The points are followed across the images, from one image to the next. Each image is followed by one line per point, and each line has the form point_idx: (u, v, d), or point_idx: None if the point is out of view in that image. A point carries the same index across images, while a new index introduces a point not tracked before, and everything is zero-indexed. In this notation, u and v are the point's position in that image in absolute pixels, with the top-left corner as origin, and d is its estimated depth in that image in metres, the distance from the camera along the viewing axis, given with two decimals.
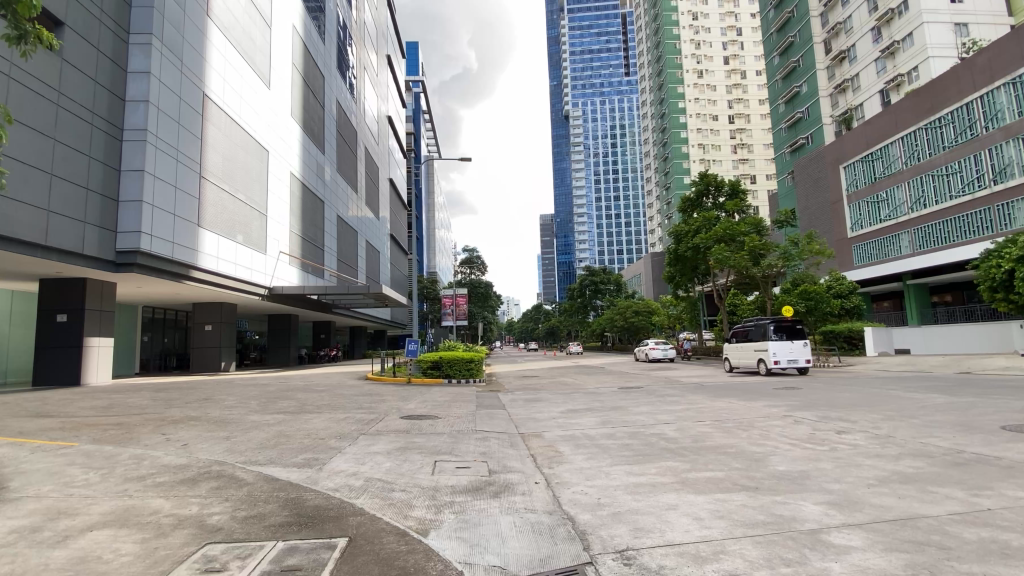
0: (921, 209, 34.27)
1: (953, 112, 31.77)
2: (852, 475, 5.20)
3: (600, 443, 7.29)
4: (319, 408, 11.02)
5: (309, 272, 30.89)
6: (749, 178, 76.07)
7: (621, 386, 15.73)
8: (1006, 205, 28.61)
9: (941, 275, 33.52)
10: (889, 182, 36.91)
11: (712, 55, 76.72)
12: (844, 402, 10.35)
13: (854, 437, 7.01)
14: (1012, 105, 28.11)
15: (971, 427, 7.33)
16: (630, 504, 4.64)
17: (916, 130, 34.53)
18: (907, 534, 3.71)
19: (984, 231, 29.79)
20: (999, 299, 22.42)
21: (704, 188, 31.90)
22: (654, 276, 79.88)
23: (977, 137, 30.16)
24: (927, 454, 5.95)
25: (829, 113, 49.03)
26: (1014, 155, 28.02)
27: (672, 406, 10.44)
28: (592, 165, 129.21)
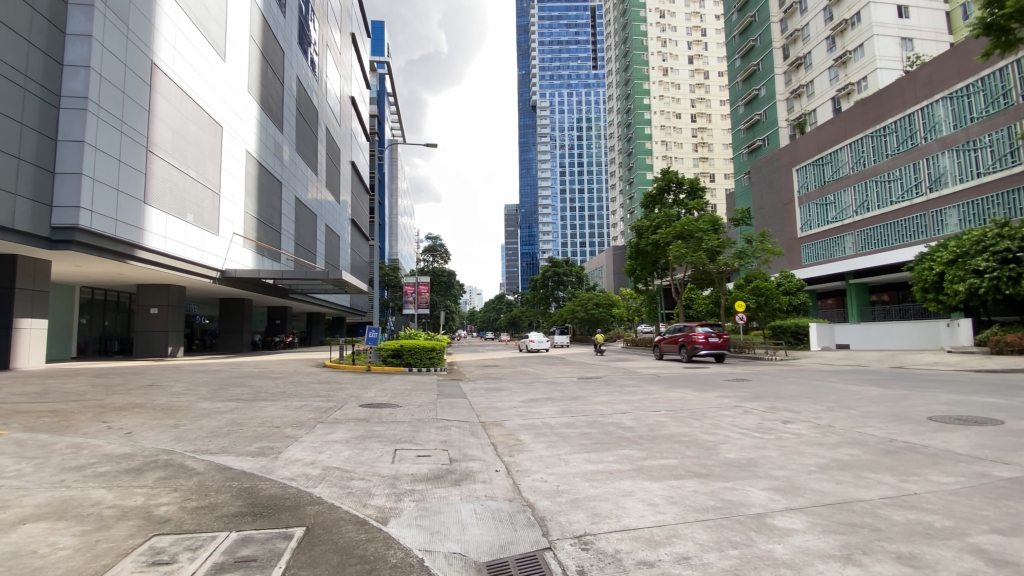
0: (864, 212, 36.15)
1: (896, 122, 33.61)
2: (794, 462, 5.51)
3: (559, 431, 7.44)
4: (275, 395, 10.76)
5: (264, 255, 29.86)
6: (708, 177, 78.35)
7: (581, 376, 16.17)
8: (938, 212, 30.61)
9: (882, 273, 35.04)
10: (837, 186, 38.80)
11: (677, 54, 78.25)
12: (789, 393, 10.91)
13: (798, 426, 7.41)
14: (949, 118, 29.92)
15: (903, 417, 7.88)
16: (588, 491, 4.75)
17: (863, 137, 36.28)
18: (843, 517, 3.97)
19: (918, 236, 31.82)
20: (931, 299, 24.04)
21: (665, 184, 32.49)
22: (615, 269, 81.20)
23: (917, 146, 32.02)
24: (862, 442, 6.37)
25: (785, 117, 51.12)
26: (949, 165, 29.92)
27: (630, 396, 10.72)
28: (558, 157, 130.22)
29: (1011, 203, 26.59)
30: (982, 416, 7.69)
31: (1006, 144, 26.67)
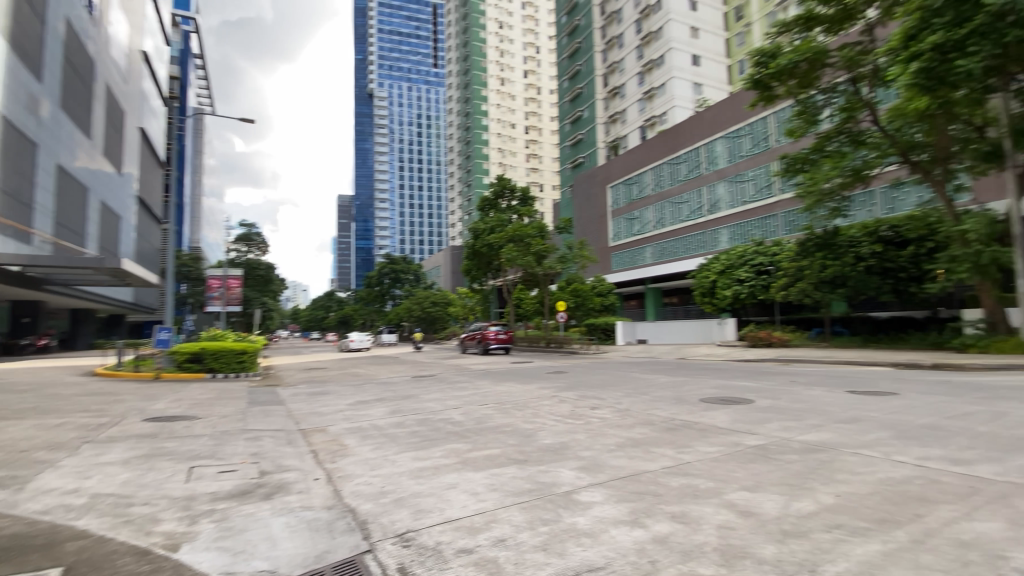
0: (661, 228, 42.38)
1: (687, 153, 40.20)
2: (598, 443, 6.25)
3: (387, 432, 7.29)
4: (20, 413, 8.55)
5: (7, 235, 23.51)
6: (538, 186, 83.84)
7: (412, 374, 16.07)
8: (714, 231, 37.38)
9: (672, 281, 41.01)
10: (641, 203, 44.84)
11: (513, 66, 82.61)
12: (598, 383, 12.32)
13: (603, 412, 8.40)
14: (724, 155, 36.79)
15: (681, 399, 9.48)
16: (412, 488, 4.76)
17: (662, 163, 42.56)
18: (634, 487, 4.63)
19: (699, 250, 38.41)
20: (707, 302, 29.31)
21: (500, 190, 33.84)
22: (452, 268, 82.37)
23: (701, 176, 38.74)
24: (651, 422, 7.50)
25: (603, 139, 57.50)
26: (722, 193, 36.76)
27: (459, 393, 10.99)
28: (396, 151, 127.48)
29: (762, 227, 33.69)
30: (735, 395, 9.65)
31: (762, 180, 33.63)
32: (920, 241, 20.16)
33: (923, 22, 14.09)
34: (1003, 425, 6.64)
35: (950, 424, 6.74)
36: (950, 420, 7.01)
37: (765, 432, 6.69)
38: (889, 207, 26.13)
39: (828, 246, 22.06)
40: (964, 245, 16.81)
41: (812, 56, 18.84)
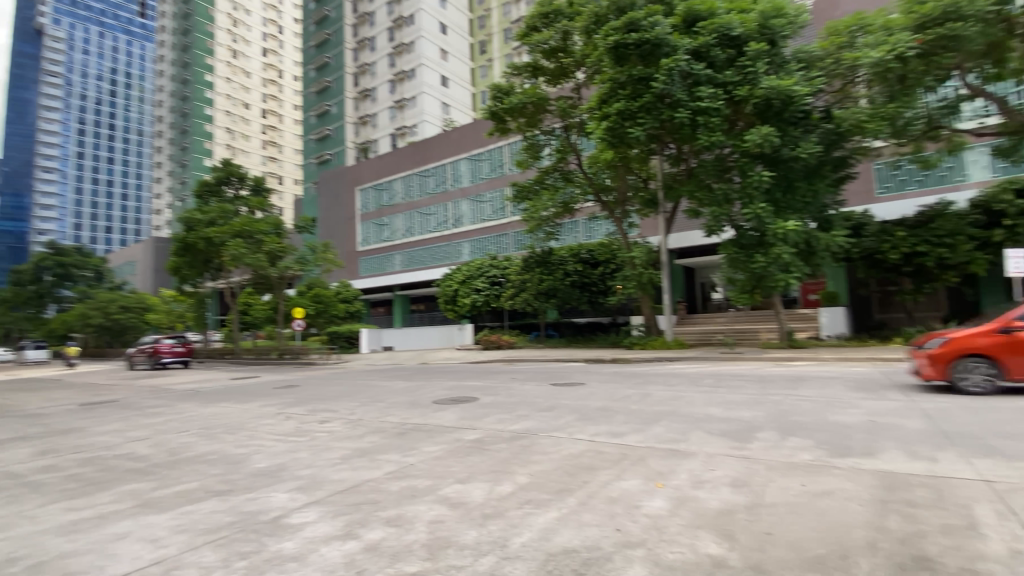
0: (408, 237, 43.30)
1: (434, 168, 42.22)
2: (321, 458, 5.94)
3: (27, 481, 5.47)
4: None
5: None
6: (277, 180, 75.61)
7: (82, 400, 12.50)
8: (456, 244, 40.02)
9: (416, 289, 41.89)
10: (390, 211, 45.05)
11: (249, 40, 73.79)
12: (331, 394, 11.77)
13: (332, 424, 8.04)
14: (467, 174, 39.93)
15: (413, 404, 9.79)
16: (57, 550, 3.65)
17: (411, 174, 43.70)
18: (352, 498, 4.55)
19: (443, 261, 40.58)
20: (449, 308, 31.13)
21: (225, 176, 29.84)
22: (156, 266, 67.57)
23: (447, 191, 41.20)
24: (381, 430, 7.51)
25: (352, 140, 55.94)
26: (465, 209, 39.73)
27: (152, 420, 9.03)
28: (75, 109, 98.78)
29: (496, 243, 37.61)
30: (461, 396, 10.46)
31: (498, 202, 37.69)
32: (607, 264, 25.47)
33: (613, 91, 17.93)
34: (646, 402, 8.90)
35: (615, 405, 8.69)
36: (616, 402, 9.04)
37: (482, 426, 7.42)
38: (589, 234, 32.36)
39: (545, 263, 26.10)
40: (633, 267, 21.95)
41: (535, 100, 22.26)
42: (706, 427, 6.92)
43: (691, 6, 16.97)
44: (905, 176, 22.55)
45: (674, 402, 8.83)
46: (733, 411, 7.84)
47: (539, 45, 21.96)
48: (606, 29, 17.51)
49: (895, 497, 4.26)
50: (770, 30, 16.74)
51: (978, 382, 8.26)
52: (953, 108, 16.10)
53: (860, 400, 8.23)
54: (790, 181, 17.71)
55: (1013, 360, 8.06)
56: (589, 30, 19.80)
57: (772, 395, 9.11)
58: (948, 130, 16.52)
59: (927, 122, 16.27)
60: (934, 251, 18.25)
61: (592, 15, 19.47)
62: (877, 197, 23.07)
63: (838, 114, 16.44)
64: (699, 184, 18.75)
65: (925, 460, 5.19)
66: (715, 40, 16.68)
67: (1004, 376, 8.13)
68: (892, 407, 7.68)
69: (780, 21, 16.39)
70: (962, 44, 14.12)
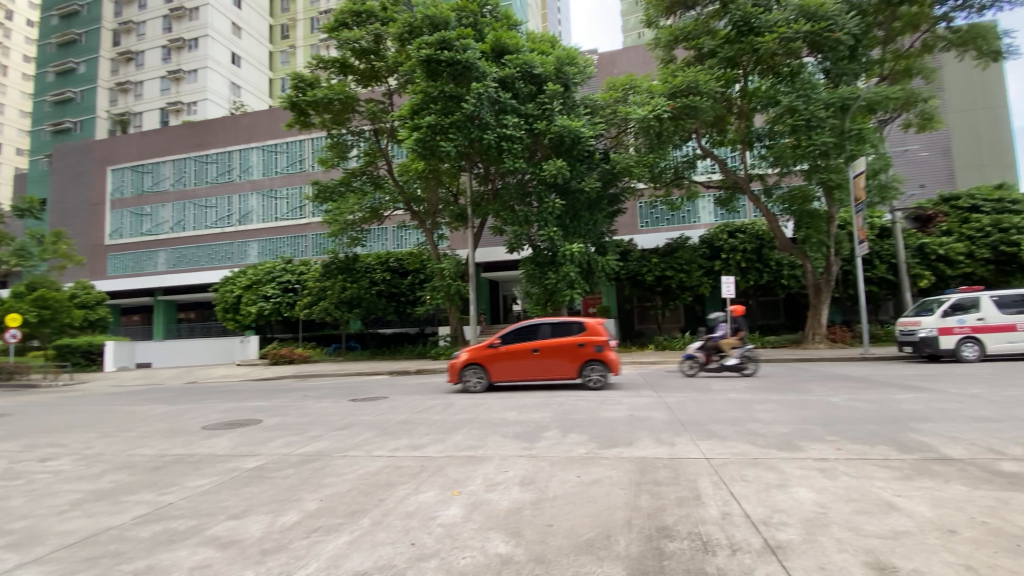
0: (179, 231, 36.72)
1: (217, 154, 36.85)
2: (38, 509, 4.69)
3: None
4: None
5: None
6: None
7: None
8: (242, 243, 35.28)
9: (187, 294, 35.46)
10: (155, 199, 37.73)
11: None
12: (59, 425, 9.33)
13: (57, 464, 6.37)
14: (259, 166, 35.82)
15: (178, 431, 8.34)
16: None
17: (186, 159, 37.36)
18: (84, 554, 3.72)
19: (224, 262, 35.28)
20: (229, 318, 27.66)
21: None
22: None
23: (231, 182, 36.24)
24: (132, 464, 6.24)
25: (106, 108, 47.01)
26: (254, 205, 35.40)
27: None
28: None
29: (293, 246, 34.39)
30: (244, 418, 9.28)
31: (295, 200, 34.67)
32: (415, 274, 25.56)
33: (424, 104, 18.11)
34: (447, 412, 9.08)
35: (416, 417, 8.65)
36: (417, 414, 9.01)
37: (266, 451, 6.68)
38: (397, 243, 31.96)
39: (349, 270, 24.88)
40: (441, 278, 22.39)
41: (344, 99, 21.33)
42: (501, 431, 7.35)
43: (499, 38, 18.34)
44: (660, 214, 27.67)
45: (473, 410, 9.20)
46: (525, 415, 8.51)
47: (349, 43, 20.97)
48: (420, 42, 17.75)
49: (645, 479, 5.10)
50: (564, 75, 18.92)
51: (472, 383, 11.44)
52: (691, 163, 20.35)
53: (625, 399, 9.71)
54: (577, 210, 20.17)
55: (489, 366, 11.36)
56: (402, 39, 19.81)
57: (557, 398, 10.15)
58: (688, 181, 20.74)
59: (674, 173, 20.28)
60: (677, 275, 22.69)
61: (406, 25, 19.59)
62: (641, 229, 27.78)
63: (615, 157, 19.53)
64: (503, 205, 20.09)
65: (667, 445, 6.35)
66: (518, 73, 18.31)
67: (487, 377, 11.39)
68: (646, 403, 9.25)
69: (572, 68, 18.69)
70: (699, 113, 17.67)
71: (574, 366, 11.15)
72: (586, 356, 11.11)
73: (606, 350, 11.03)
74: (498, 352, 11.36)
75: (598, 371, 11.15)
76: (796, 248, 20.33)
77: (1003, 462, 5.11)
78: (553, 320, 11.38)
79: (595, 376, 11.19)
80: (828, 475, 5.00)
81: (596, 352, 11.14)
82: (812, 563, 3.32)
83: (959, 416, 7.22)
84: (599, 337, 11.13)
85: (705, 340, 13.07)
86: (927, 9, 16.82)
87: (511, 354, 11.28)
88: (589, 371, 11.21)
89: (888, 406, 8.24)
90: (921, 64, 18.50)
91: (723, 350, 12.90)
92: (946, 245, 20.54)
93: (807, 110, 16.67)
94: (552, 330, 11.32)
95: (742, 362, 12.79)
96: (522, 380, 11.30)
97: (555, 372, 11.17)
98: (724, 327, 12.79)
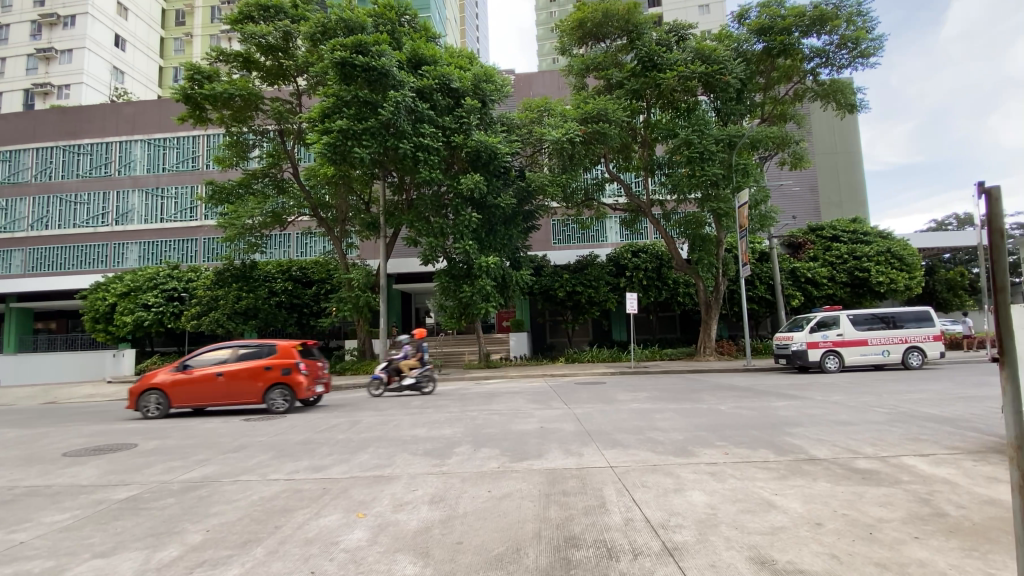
0: (40, 229, 32.04)
1: (92, 145, 32.80)
2: None
3: None
4: None
5: None
6: None
7: None
8: (119, 245, 31.52)
9: (47, 301, 30.90)
10: (9, 191, 32.68)
11: None
12: None
13: None
14: (143, 161, 32.39)
15: (32, 459, 7.21)
16: None
17: (52, 147, 32.83)
18: None
19: (96, 265, 31.21)
20: (99, 329, 24.55)
21: None
22: None
23: (108, 176, 32.38)
24: None
25: None
26: (136, 203, 31.86)
27: None
28: None
29: (181, 250, 31.30)
30: (116, 442, 8.23)
31: (186, 200, 31.70)
32: (321, 283, 24.34)
33: (336, 107, 17.43)
34: (353, 430, 8.67)
35: (319, 437, 8.17)
36: (320, 433, 8.51)
37: (143, 479, 5.97)
38: (302, 250, 30.27)
39: (245, 279, 23.04)
40: (349, 289, 21.50)
41: (246, 95, 19.94)
42: (410, 448, 7.15)
43: (416, 49, 18.32)
44: (572, 232, 28.80)
45: (382, 427, 8.89)
46: (436, 430, 8.36)
47: (253, 37, 19.66)
48: (333, 44, 17.15)
49: (555, 490, 5.20)
50: (482, 92, 19.13)
51: (150, 409, 11.11)
52: (600, 186, 21.47)
53: (536, 412, 9.88)
54: (492, 225, 20.37)
55: (172, 391, 11.10)
56: (314, 39, 19.01)
57: (470, 412, 10.10)
58: (596, 202, 21.85)
59: (584, 194, 21.34)
60: (586, 291, 23.64)
61: (319, 25, 18.88)
62: (553, 245, 28.71)
63: (529, 175, 20.09)
64: (418, 216, 19.79)
65: (575, 455, 6.54)
66: (436, 85, 18.31)
67: (167, 403, 11.12)
68: (556, 415, 9.48)
69: (489, 85, 18.98)
70: (606, 139, 18.71)
71: (259, 390, 11.20)
72: (273, 379, 11.24)
73: (291, 374, 11.24)
74: (183, 377, 11.13)
75: (284, 394, 11.32)
76: (690, 268, 22.06)
77: (858, 460, 5.85)
78: (243, 345, 11.42)
79: (281, 400, 11.33)
80: (718, 478, 5.41)
81: (282, 376, 11.31)
82: (704, 562, 3.56)
83: (823, 420, 8.18)
84: (287, 361, 11.30)
85: (388, 361, 14.09)
86: (798, 63, 19.25)
87: (194, 379, 11.12)
88: (274, 395, 11.32)
89: (767, 412, 9.13)
90: (794, 110, 21.05)
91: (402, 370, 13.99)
92: (814, 269, 23.35)
93: (701, 144, 18.25)
94: (242, 355, 11.32)
95: (420, 379, 13.85)
96: (203, 405, 11.16)
97: (238, 397, 11.14)
98: (406, 348, 13.87)
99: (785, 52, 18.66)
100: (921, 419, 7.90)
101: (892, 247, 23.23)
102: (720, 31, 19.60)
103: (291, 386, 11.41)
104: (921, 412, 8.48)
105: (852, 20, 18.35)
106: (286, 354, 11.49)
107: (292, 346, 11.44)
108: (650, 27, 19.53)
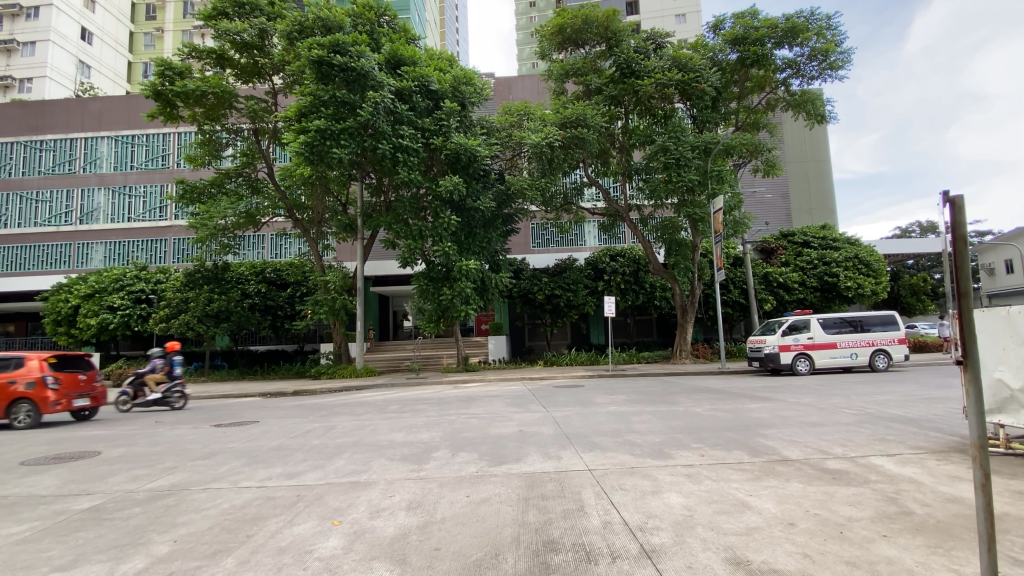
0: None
1: (55, 140, 31.62)
2: None
3: None
4: None
5: None
6: None
7: None
8: (84, 245, 30.40)
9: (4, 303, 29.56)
10: None
11: None
12: None
13: None
14: (110, 158, 31.36)
15: None
16: None
17: (13, 143, 31.54)
18: None
19: (59, 266, 30.04)
20: (61, 332, 23.67)
21: None
22: None
23: (72, 173, 31.25)
24: None
25: None
26: (102, 202, 30.82)
27: None
28: None
29: (149, 251, 30.34)
30: (79, 450, 7.90)
31: (156, 199, 30.78)
32: (296, 286, 23.99)
33: (313, 107, 17.19)
34: (328, 436, 8.51)
35: (292, 442, 7.99)
36: (294, 439, 8.33)
37: (108, 488, 5.74)
38: (277, 251, 29.70)
39: (217, 280, 22.55)
40: (325, 292, 21.16)
41: (219, 92, 19.48)
42: (387, 454, 7.05)
43: (395, 50, 18.20)
44: (550, 236, 28.93)
45: (358, 432, 8.75)
46: (413, 435, 8.27)
47: (228, 34, 19.20)
48: (310, 43, 16.89)
49: (533, 494, 5.18)
50: (460, 94, 19.11)
51: None
52: (579, 190, 21.66)
53: (514, 415, 9.86)
54: (471, 228, 20.30)
55: None
56: (291, 37, 18.70)
57: (447, 416, 10.01)
58: (575, 207, 22.04)
59: (563, 198, 21.50)
60: (565, 294, 23.74)
61: (296, 23, 18.60)
62: (532, 249, 28.80)
63: (509, 178, 20.10)
64: (397, 218, 19.52)
65: (554, 459, 6.54)
66: (415, 87, 18.21)
67: None
68: (534, 418, 9.48)
69: (468, 88, 18.94)
70: (585, 144, 18.91)
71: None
72: None
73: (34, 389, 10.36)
74: None
75: (28, 410, 10.45)
76: (667, 272, 22.36)
77: (828, 460, 5.99)
78: None
79: (24, 416, 10.47)
80: (693, 480, 5.48)
81: (25, 391, 10.42)
82: (681, 564, 3.59)
83: (795, 422, 8.36)
84: (30, 375, 10.41)
85: (134, 374, 13.21)
86: (771, 74, 19.77)
87: None
88: (19, 411, 10.47)
89: (742, 414, 9.30)
90: (767, 119, 21.59)
91: (148, 385, 13.16)
92: (785, 274, 23.91)
93: (678, 150, 18.57)
94: None
95: (166, 395, 13.16)
96: None
97: None
98: (154, 361, 13.25)
99: (758, 62, 19.12)
100: (887, 420, 8.14)
101: (860, 253, 23.97)
102: (696, 40, 19.99)
103: (35, 401, 10.50)
104: (887, 413, 8.74)
105: (823, 33, 18.91)
106: (32, 367, 10.57)
107: (37, 358, 10.52)
108: (629, 34, 19.80)
